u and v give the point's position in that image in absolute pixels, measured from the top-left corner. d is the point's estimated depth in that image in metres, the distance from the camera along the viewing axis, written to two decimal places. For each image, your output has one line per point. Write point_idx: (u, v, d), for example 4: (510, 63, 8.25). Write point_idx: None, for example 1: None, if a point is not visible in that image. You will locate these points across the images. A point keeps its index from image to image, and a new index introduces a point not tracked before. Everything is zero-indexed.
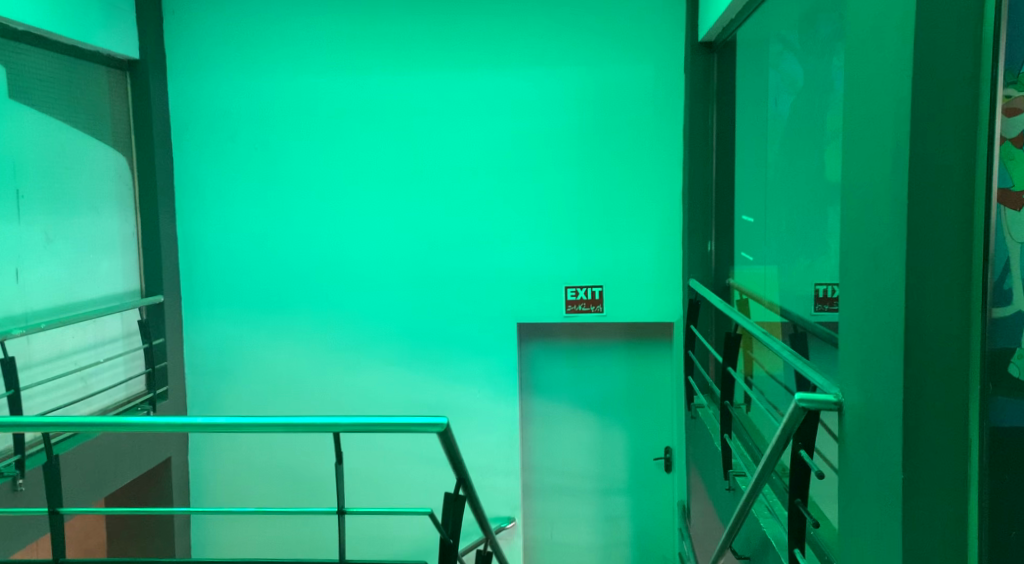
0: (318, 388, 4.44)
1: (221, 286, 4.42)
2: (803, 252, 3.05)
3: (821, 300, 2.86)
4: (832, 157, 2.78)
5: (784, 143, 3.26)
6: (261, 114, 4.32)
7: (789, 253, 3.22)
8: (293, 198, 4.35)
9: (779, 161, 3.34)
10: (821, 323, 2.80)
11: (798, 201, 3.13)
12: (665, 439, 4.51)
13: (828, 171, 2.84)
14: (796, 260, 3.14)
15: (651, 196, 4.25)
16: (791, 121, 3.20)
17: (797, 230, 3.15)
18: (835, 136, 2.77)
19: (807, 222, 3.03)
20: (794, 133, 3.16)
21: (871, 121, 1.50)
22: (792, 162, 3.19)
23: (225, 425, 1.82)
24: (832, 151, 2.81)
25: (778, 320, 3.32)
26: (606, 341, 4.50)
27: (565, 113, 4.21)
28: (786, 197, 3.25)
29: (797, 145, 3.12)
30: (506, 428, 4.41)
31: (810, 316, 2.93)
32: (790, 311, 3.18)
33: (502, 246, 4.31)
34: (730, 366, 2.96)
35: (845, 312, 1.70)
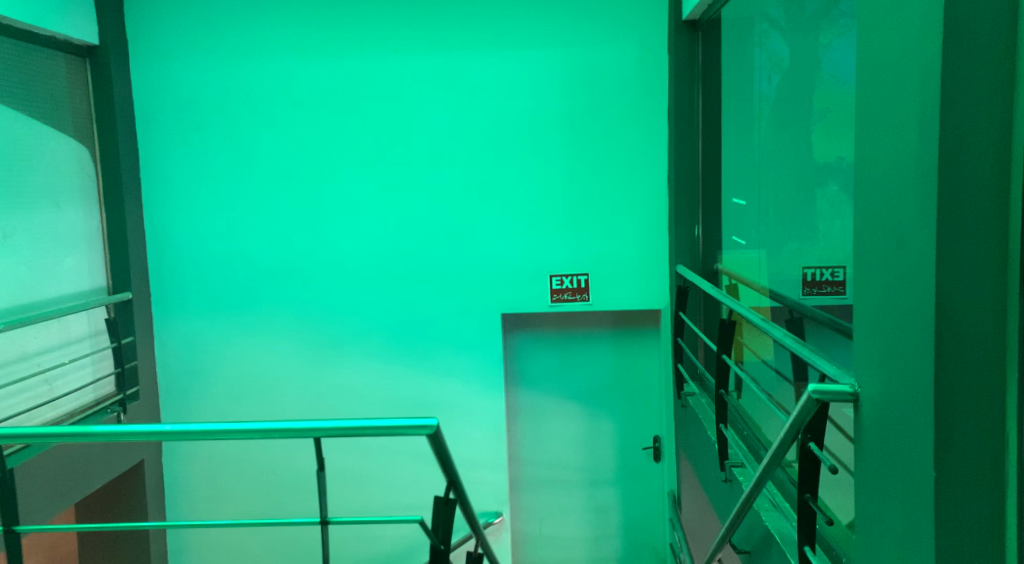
0: (295, 385, 4.29)
1: (192, 282, 4.25)
2: (793, 235, 2.97)
3: (809, 284, 2.81)
4: (820, 137, 2.70)
5: (773, 124, 3.16)
6: (228, 101, 4.13)
7: (778, 236, 3.14)
8: (265, 189, 4.18)
9: (766, 144, 3.24)
10: (816, 306, 2.72)
11: (787, 184, 3.04)
12: (654, 428, 4.43)
13: (816, 152, 2.75)
14: (786, 243, 3.06)
15: (636, 181, 4.13)
16: (779, 102, 3.10)
17: (786, 211, 3.05)
18: (822, 114, 2.68)
19: (797, 204, 2.94)
20: (783, 113, 3.06)
21: (891, 93, 1.40)
22: (780, 144, 3.10)
23: (198, 433, 1.67)
24: (819, 131, 2.72)
25: (769, 306, 3.23)
26: (591, 331, 4.39)
27: (546, 97, 4.08)
28: (775, 180, 3.15)
29: (787, 125, 3.02)
30: (492, 422, 4.29)
31: (801, 299, 2.87)
32: (781, 294, 3.09)
33: (484, 235, 4.18)
34: (724, 354, 2.85)
35: (861, 296, 1.60)
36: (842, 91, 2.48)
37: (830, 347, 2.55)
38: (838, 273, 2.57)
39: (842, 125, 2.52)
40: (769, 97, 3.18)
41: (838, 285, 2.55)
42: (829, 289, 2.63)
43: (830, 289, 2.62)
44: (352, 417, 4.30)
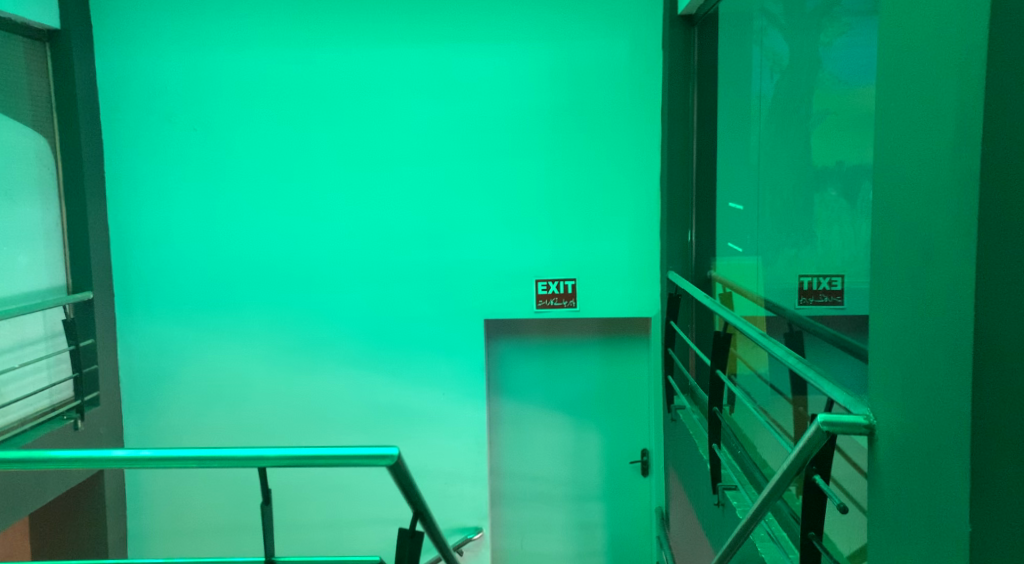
0: (266, 392, 4.09)
1: (159, 282, 4.03)
2: (789, 241, 2.81)
3: (806, 293, 2.66)
4: (820, 139, 2.52)
5: (770, 125, 2.99)
6: (199, 92, 3.92)
7: (774, 243, 2.97)
8: (236, 186, 3.98)
9: (763, 147, 3.06)
10: (813, 316, 2.57)
11: (786, 188, 2.85)
12: (642, 441, 4.24)
13: (815, 156, 2.58)
14: (782, 250, 2.89)
15: (627, 182, 3.95)
16: (777, 103, 2.92)
17: (784, 217, 2.87)
18: (821, 116, 2.51)
19: (795, 210, 2.76)
20: (780, 114, 2.89)
21: (921, 87, 1.22)
22: (778, 145, 2.92)
23: (123, 462, 1.48)
24: (818, 133, 2.55)
25: (764, 316, 3.06)
26: (578, 339, 4.21)
27: (534, 93, 3.89)
28: (772, 184, 2.98)
29: (785, 125, 2.85)
30: (473, 433, 4.10)
31: (797, 308, 2.72)
32: (777, 304, 2.92)
33: (467, 237, 3.99)
34: (718, 369, 2.67)
35: (877, 315, 1.43)
36: (844, 91, 2.32)
37: (832, 363, 2.38)
38: (836, 283, 2.42)
39: (843, 127, 2.35)
40: (767, 97, 3.00)
41: (836, 295, 2.40)
42: (826, 299, 2.48)
43: (827, 300, 2.48)
44: (327, 426, 4.10)
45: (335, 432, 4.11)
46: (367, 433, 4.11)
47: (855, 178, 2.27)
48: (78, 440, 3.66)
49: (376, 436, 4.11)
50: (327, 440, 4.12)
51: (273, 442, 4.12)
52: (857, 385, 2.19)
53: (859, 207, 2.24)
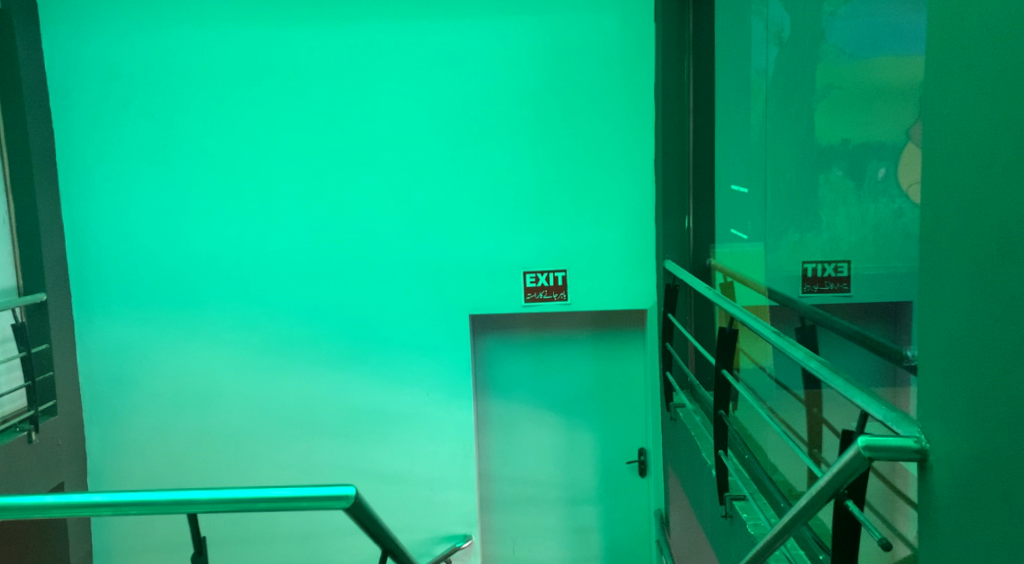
0: (238, 396, 3.84)
1: (121, 280, 3.77)
2: (792, 225, 2.60)
3: (809, 281, 2.46)
4: (824, 115, 2.31)
5: (772, 101, 2.75)
6: (157, 75, 3.64)
7: (776, 228, 2.75)
8: (200, 177, 3.71)
9: (765, 126, 2.82)
10: (819, 306, 2.36)
11: (792, 169, 2.60)
12: (639, 440, 4.01)
13: (817, 132, 2.39)
14: (784, 236, 2.67)
15: (619, 166, 3.69)
16: (781, 76, 2.67)
17: (791, 201, 2.62)
18: (825, 91, 2.31)
19: (803, 193, 2.52)
20: (783, 90, 2.65)
21: (987, 43, 1.00)
22: (782, 122, 2.67)
23: (23, 507, 1.28)
24: (820, 108, 2.35)
25: (767, 307, 2.83)
26: (569, 333, 3.97)
27: (518, 72, 3.63)
28: (776, 164, 2.73)
29: (789, 101, 2.61)
30: (459, 435, 3.86)
31: (800, 298, 2.52)
32: (782, 295, 2.68)
33: (449, 227, 3.73)
34: (724, 368, 2.43)
35: (928, 320, 1.22)
36: (851, 65, 2.08)
37: (847, 360, 2.15)
38: (842, 269, 2.21)
39: (850, 102, 2.13)
40: (768, 72, 2.76)
41: (842, 283, 2.20)
42: (833, 286, 2.27)
43: (833, 288, 2.26)
44: (304, 432, 3.87)
45: (313, 437, 3.87)
46: (346, 438, 3.87)
47: (862, 157, 2.06)
48: (33, 454, 3.39)
49: (357, 440, 3.87)
50: (305, 445, 3.87)
51: (247, 448, 3.88)
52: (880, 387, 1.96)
53: (867, 187, 2.03)
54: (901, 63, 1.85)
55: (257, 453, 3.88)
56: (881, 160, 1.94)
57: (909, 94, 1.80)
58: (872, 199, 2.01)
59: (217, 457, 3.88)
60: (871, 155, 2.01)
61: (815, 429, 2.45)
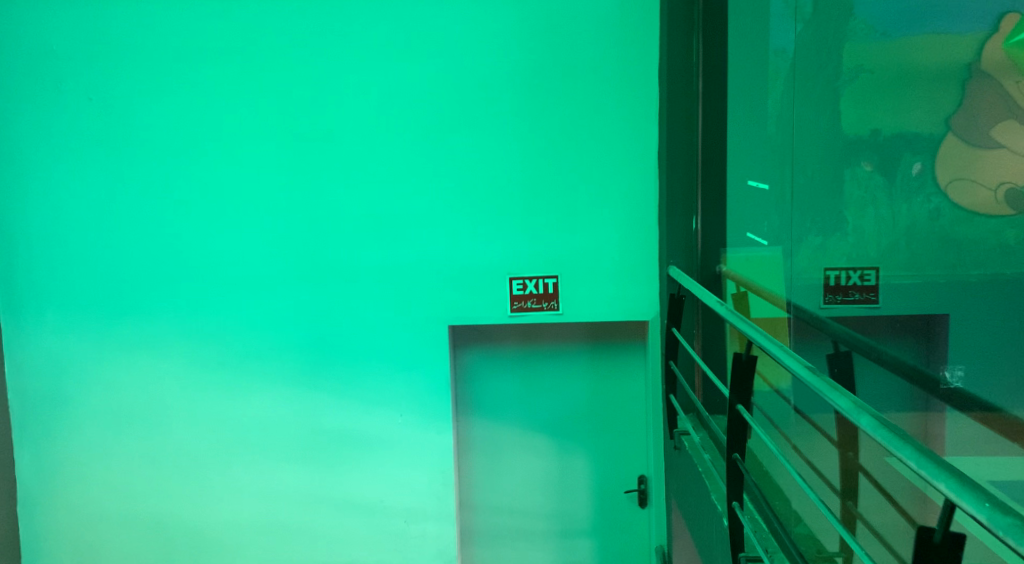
0: (187, 416, 3.46)
1: (59, 284, 3.41)
2: (815, 227, 2.18)
3: (831, 291, 2.06)
4: (851, 106, 1.95)
5: (794, 83, 2.32)
6: (93, 55, 3.29)
7: (795, 229, 2.32)
8: (147, 170, 3.34)
9: (784, 114, 2.40)
10: (850, 326, 1.94)
11: (818, 162, 2.18)
12: (640, 467, 3.56)
13: (844, 126, 2.02)
14: (804, 239, 2.25)
15: (617, 159, 3.26)
16: (803, 55, 2.26)
17: (818, 200, 2.18)
18: (855, 75, 1.93)
19: (830, 192, 2.10)
20: (806, 70, 2.24)
21: None
22: (805, 107, 2.25)
23: None
24: (847, 96, 1.98)
25: (784, 320, 2.41)
26: (561, 347, 3.54)
27: (502, 52, 3.21)
28: (799, 156, 2.29)
29: (814, 81, 2.19)
30: (436, 462, 3.44)
31: (820, 310, 2.12)
32: (804, 310, 2.23)
33: (425, 228, 3.31)
34: (740, 404, 2.00)
35: None
36: (881, 45, 1.79)
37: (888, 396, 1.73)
38: (869, 277, 1.84)
39: (881, 88, 1.81)
40: (785, 52, 2.36)
41: (869, 293, 1.84)
42: (858, 297, 1.90)
43: (858, 298, 1.90)
44: (263, 457, 3.46)
45: (273, 463, 3.46)
46: (309, 464, 3.46)
47: (895, 148, 1.72)
48: None
49: (321, 467, 3.46)
50: (265, 472, 3.47)
51: (201, 474, 3.49)
52: (936, 436, 1.53)
53: (900, 184, 1.69)
54: (938, 43, 1.54)
55: (211, 480, 3.49)
56: (916, 154, 1.62)
57: (952, 79, 1.48)
58: (904, 198, 1.68)
59: (168, 483, 3.50)
60: (904, 148, 1.68)
61: (851, 477, 2.04)
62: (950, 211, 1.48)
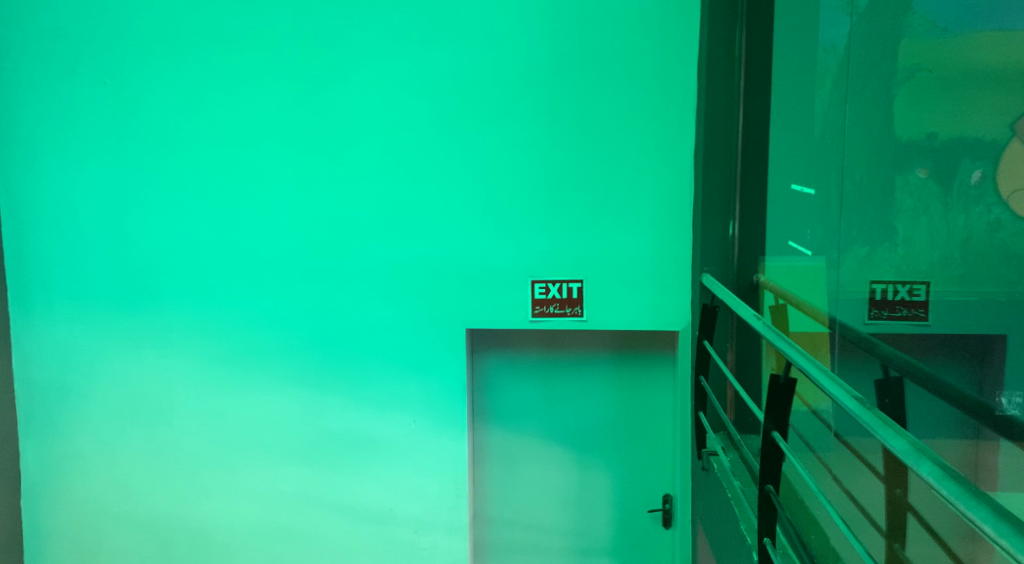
0: (193, 412, 3.35)
1: (66, 272, 3.34)
2: (863, 236, 1.98)
3: (877, 306, 1.85)
4: (908, 108, 1.75)
5: (842, 79, 2.12)
6: (108, 38, 3.20)
7: (841, 238, 2.11)
8: (157, 157, 3.24)
9: (831, 112, 2.19)
10: (903, 348, 1.73)
11: (867, 164, 1.96)
12: (665, 485, 3.36)
13: (896, 129, 1.82)
14: (849, 248, 2.06)
15: (649, 158, 3.06)
16: (854, 47, 2.05)
17: (868, 207, 1.97)
18: (913, 72, 1.73)
19: (880, 199, 1.90)
20: (856, 63, 2.03)
21: None
22: (854, 105, 2.04)
23: None
24: (902, 95, 1.78)
25: (826, 336, 2.20)
26: (584, 356, 3.36)
27: (530, 43, 3.04)
28: (848, 159, 2.09)
29: (866, 76, 1.98)
30: (449, 470, 3.28)
31: (864, 326, 1.91)
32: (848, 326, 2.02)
33: (443, 225, 3.15)
34: (775, 429, 1.81)
35: None
36: (947, 43, 1.58)
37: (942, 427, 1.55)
38: (919, 292, 1.69)
39: (943, 89, 1.61)
40: (836, 43, 2.15)
41: (917, 309, 1.68)
42: (906, 313, 1.72)
43: (905, 314, 1.72)
44: (269, 457, 3.34)
45: (279, 464, 3.34)
46: (316, 468, 3.32)
47: (953, 154, 1.57)
48: None
49: (328, 470, 3.32)
50: (270, 473, 3.34)
51: (205, 473, 3.37)
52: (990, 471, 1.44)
53: (957, 195, 1.55)
54: (1004, 42, 1.42)
55: (215, 480, 3.37)
56: (975, 162, 1.48)
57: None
58: (960, 208, 1.54)
59: (171, 481, 3.39)
60: (963, 155, 1.53)
61: (897, 516, 1.84)
62: (1011, 223, 1.39)
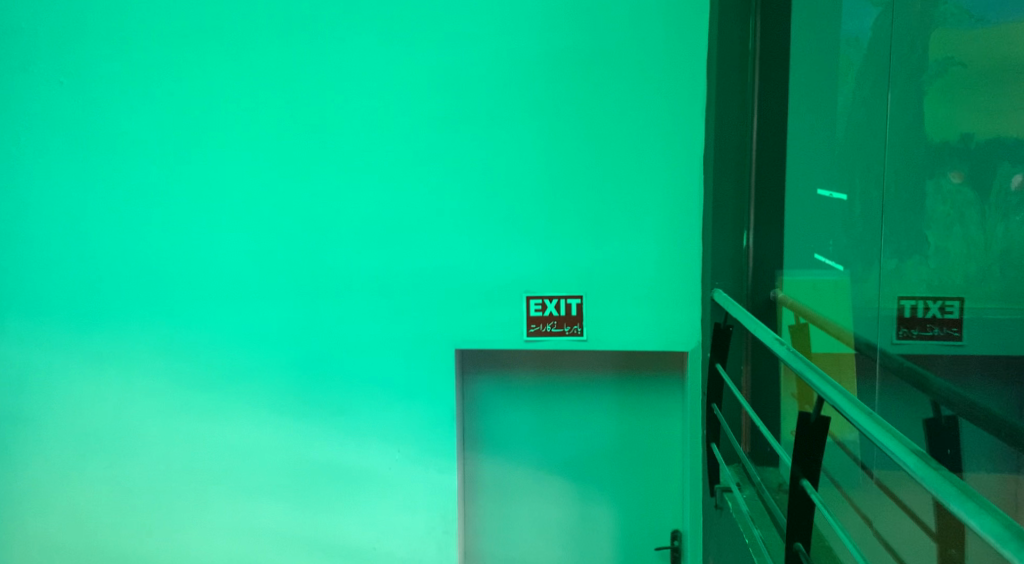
0: (160, 440, 3.09)
1: (24, 288, 3.10)
2: (891, 246, 1.71)
3: (905, 324, 1.61)
4: (940, 102, 1.49)
5: (870, 70, 1.84)
6: (65, 35, 2.98)
7: (867, 251, 1.84)
8: (118, 163, 3.00)
9: (856, 110, 1.92)
10: (946, 379, 1.44)
11: (896, 167, 1.69)
12: (672, 520, 3.08)
13: (928, 130, 1.55)
14: (876, 262, 1.79)
15: (654, 162, 2.78)
16: (881, 34, 1.78)
17: (898, 215, 1.68)
18: (943, 69, 1.48)
19: (910, 207, 1.62)
20: (883, 52, 1.76)
21: None
22: (883, 101, 1.77)
23: None
24: (934, 94, 1.52)
25: (852, 361, 1.93)
26: (585, 379, 3.08)
27: (523, 37, 2.78)
28: (874, 161, 1.81)
29: (893, 68, 1.72)
30: (438, 505, 3.00)
31: (892, 347, 1.67)
32: (875, 347, 1.77)
33: (429, 236, 2.89)
34: (805, 478, 1.54)
35: None
36: (980, 35, 1.32)
37: (1003, 476, 1.27)
38: (951, 308, 1.42)
39: (976, 87, 1.36)
40: (863, 28, 1.88)
41: (950, 327, 1.42)
42: (937, 332, 1.47)
43: (936, 333, 1.47)
44: (243, 492, 3.07)
45: (254, 499, 3.07)
46: (294, 503, 3.05)
47: (991, 156, 1.29)
48: None
49: (307, 506, 3.05)
50: (244, 509, 3.08)
51: (174, 507, 3.11)
52: None
53: (996, 201, 1.28)
54: None
55: (185, 515, 3.11)
56: (1016, 164, 1.21)
57: None
58: (1000, 217, 1.27)
59: (138, 515, 3.14)
60: (1003, 156, 1.25)
61: None
62: None
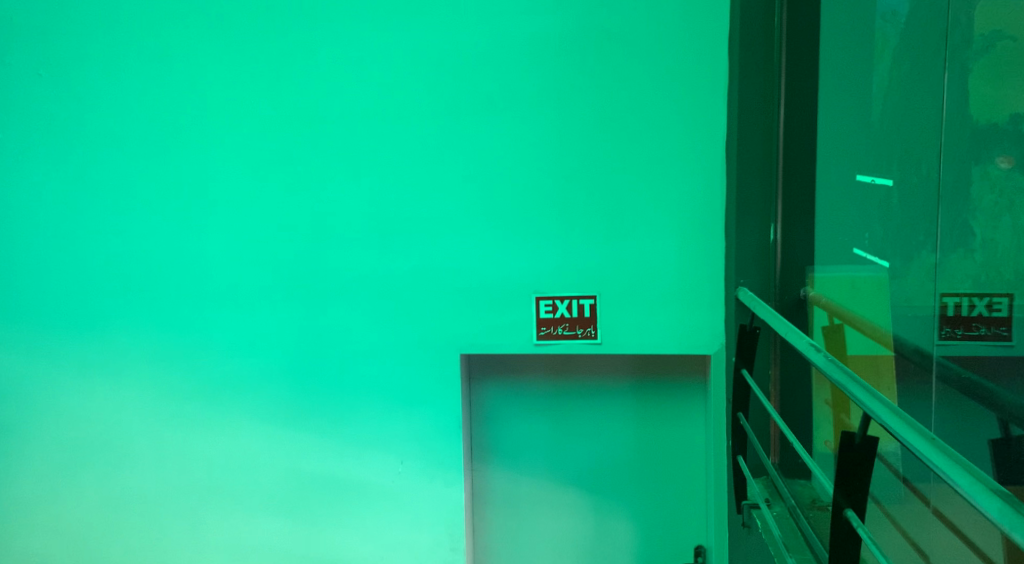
0: (151, 451, 2.94)
1: (9, 293, 2.96)
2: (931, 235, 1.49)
3: (947, 324, 1.42)
4: (987, 75, 1.29)
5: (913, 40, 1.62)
6: (45, 26, 2.83)
7: (905, 242, 1.63)
8: (100, 161, 2.85)
9: (897, 88, 1.70)
10: (997, 387, 1.26)
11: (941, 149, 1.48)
12: (696, 535, 2.87)
13: (978, 107, 1.33)
14: (918, 254, 1.56)
15: (671, 150, 2.57)
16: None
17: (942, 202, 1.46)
18: (994, 36, 1.27)
19: (954, 193, 1.41)
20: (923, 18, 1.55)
21: None
22: (925, 73, 1.55)
23: None
24: (985, 68, 1.30)
25: (890, 366, 1.71)
26: (600, 385, 2.88)
27: (528, 18, 2.58)
28: (911, 141, 1.60)
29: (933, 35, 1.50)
30: (444, 521, 2.81)
31: (939, 351, 1.45)
32: (918, 350, 1.55)
33: (429, 233, 2.70)
34: (850, 508, 1.33)
35: None
36: None
37: None
38: (1000, 306, 1.25)
39: None
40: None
41: (999, 327, 1.25)
42: (984, 333, 1.30)
43: (984, 334, 1.30)
44: (239, 507, 2.90)
45: (251, 515, 2.90)
46: (293, 519, 2.88)
47: None
48: None
49: (306, 520, 2.88)
50: (240, 525, 2.91)
51: (167, 520, 2.96)
52: None
53: None
54: None
55: (179, 530, 2.96)
56: None
57: None
58: None
59: (131, 530, 3.00)
60: None
61: None
62: None
